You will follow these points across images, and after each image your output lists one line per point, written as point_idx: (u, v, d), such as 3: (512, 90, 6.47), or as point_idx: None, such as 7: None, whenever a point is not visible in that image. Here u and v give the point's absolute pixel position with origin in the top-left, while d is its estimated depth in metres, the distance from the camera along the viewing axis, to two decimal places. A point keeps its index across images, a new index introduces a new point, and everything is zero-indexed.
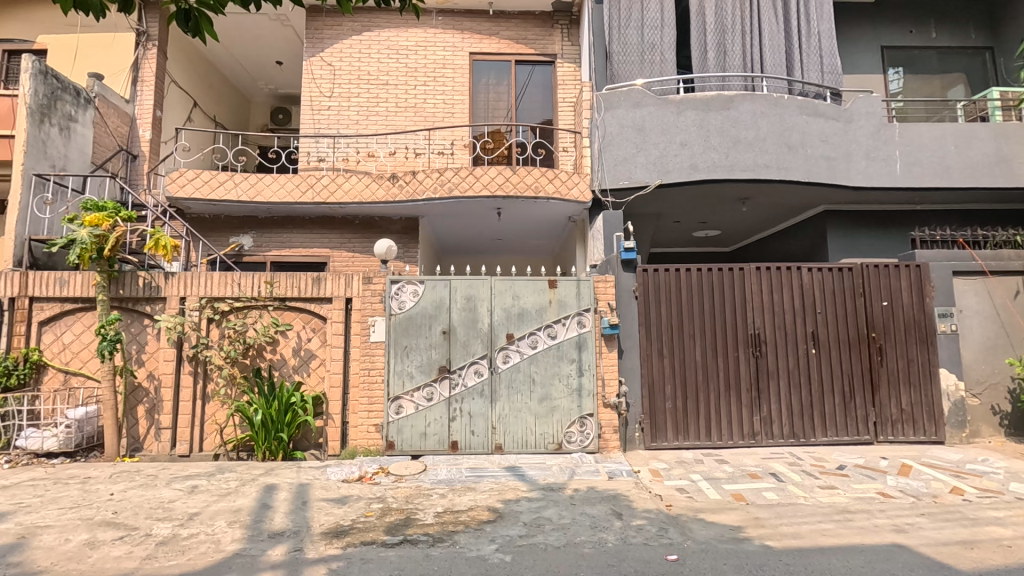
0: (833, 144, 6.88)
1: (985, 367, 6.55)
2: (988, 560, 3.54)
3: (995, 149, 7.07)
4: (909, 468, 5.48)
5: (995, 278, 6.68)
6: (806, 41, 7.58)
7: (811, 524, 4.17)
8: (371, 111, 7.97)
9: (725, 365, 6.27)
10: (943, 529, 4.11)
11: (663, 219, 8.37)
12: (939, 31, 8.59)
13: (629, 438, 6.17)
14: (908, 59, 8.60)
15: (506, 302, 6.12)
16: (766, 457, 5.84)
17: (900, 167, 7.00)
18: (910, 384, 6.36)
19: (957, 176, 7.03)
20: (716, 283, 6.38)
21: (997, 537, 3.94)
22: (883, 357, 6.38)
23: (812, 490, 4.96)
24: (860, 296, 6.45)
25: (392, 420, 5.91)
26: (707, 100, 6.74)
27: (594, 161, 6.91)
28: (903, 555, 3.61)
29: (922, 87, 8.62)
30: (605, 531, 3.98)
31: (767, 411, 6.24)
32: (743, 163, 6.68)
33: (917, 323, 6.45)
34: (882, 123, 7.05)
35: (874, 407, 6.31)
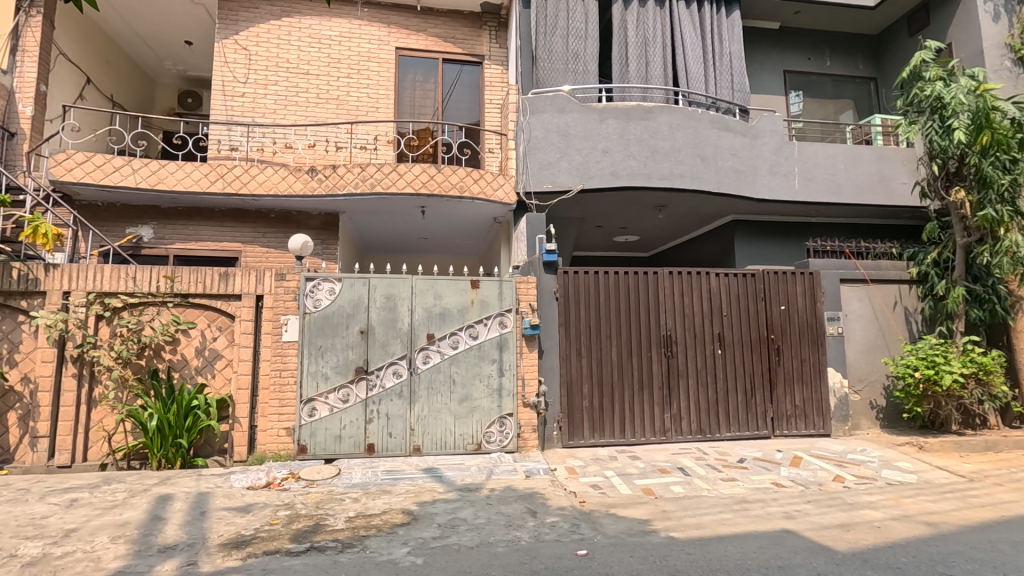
0: (741, 158, 7.36)
1: (866, 366, 7.25)
2: (861, 541, 3.90)
3: (877, 170, 7.84)
4: (800, 459, 5.96)
5: (875, 286, 7.41)
6: (719, 59, 8.05)
7: (712, 515, 4.43)
8: (289, 100, 7.62)
9: (639, 365, 6.53)
10: (826, 514, 4.50)
11: (586, 223, 8.59)
12: (833, 60, 9.43)
13: (548, 437, 6.25)
14: (807, 84, 9.37)
15: (427, 302, 6.04)
16: (675, 453, 6.14)
17: (799, 182, 7.60)
18: (803, 382, 6.91)
19: (846, 192, 7.73)
20: (632, 286, 6.63)
21: (870, 519, 4.36)
22: (781, 357, 6.90)
23: (715, 482, 5.26)
24: (762, 301, 6.95)
25: (304, 423, 5.66)
26: (628, 110, 7.00)
27: (519, 163, 6.98)
28: (791, 539, 3.91)
29: (818, 110, 9.42)
30: (519, 529, 4.02)
31: (677, 408, 6.56)
32: (660, 172, 6.98)
33: (810, 326, 7.03)
34: (784, 141, 7.63)
35: (772, 404, 6.80)
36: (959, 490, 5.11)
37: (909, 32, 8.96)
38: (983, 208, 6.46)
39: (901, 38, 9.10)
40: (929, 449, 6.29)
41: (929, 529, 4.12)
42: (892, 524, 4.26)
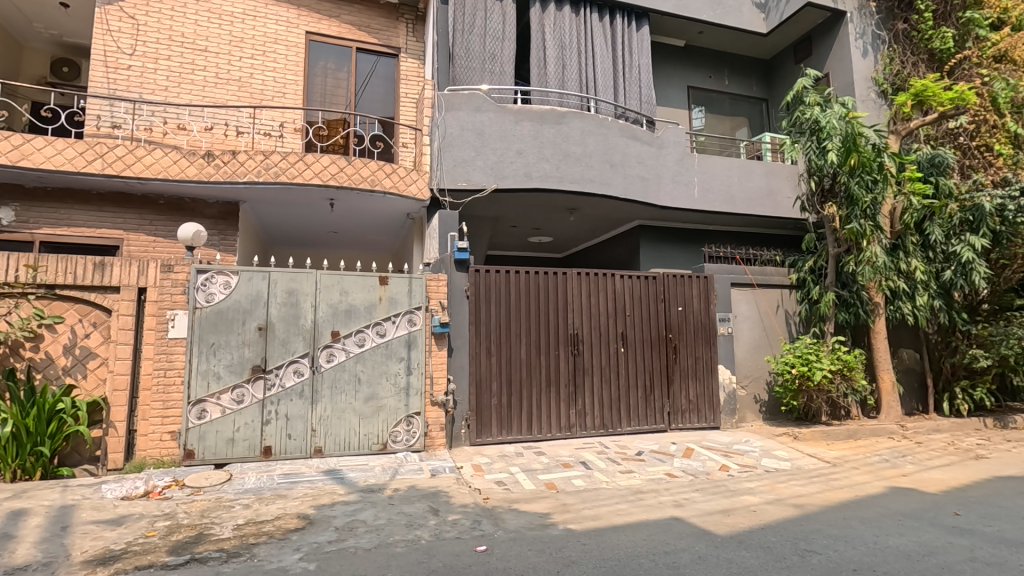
0: (647, 166, 7.75)
1: (751, 363, 7.90)
2: (739, 524, 4.25)
3: (766, 184, 8.55)
4: (691, 451, 6.38)
5: (762, 290, 8.08)
6: (629, 71, 8.42)
7: (609, 506, 4.64)
8: (184, 78, 7.06)
9: (547, 363, 6.68)
10: (710, 500, 4.85)
11: (500, 223, 8.68)
12: (731, 79, 10.17)
13: (456, 435, 6.24)
14: (708, 100, 10.04)
15: (332, 298, 5.83)
16: (579, 447, 6.36)
17: (698, 192, 8.12)
18: (697, 378, 7.41)
19: (739, 203, 8.36)
20: (542, 285, 6.78)
21: (748, 504, 4.75)
22: (678, 355, 7.35)
23: (614, 475, 5.52)
24: (661, 302, 7.36)
25: (192, 426, 5.27)
26: (542, 113, 7.15)
27: (433, 160, 6.90)
28: (678, 526, 4.18)
29: (718, 125, 10.12)
30: (420, 528, 3.99)
31: (582, 404, 6.80)
32: (571, 175, 7.18)
33: (704, 327, 7.54)
34: (685, 153, 8.13)
35: (669, 399, 7.23)
36: (824, 474, 5.71)
37: (795, 60, 9.86)
38: (850, 222, 7.23)
39: (789, 65, 10.00)
40: (802, 439, 6.97)
41: (796, 511, 4.56)
42: (766, 507, 4.67)
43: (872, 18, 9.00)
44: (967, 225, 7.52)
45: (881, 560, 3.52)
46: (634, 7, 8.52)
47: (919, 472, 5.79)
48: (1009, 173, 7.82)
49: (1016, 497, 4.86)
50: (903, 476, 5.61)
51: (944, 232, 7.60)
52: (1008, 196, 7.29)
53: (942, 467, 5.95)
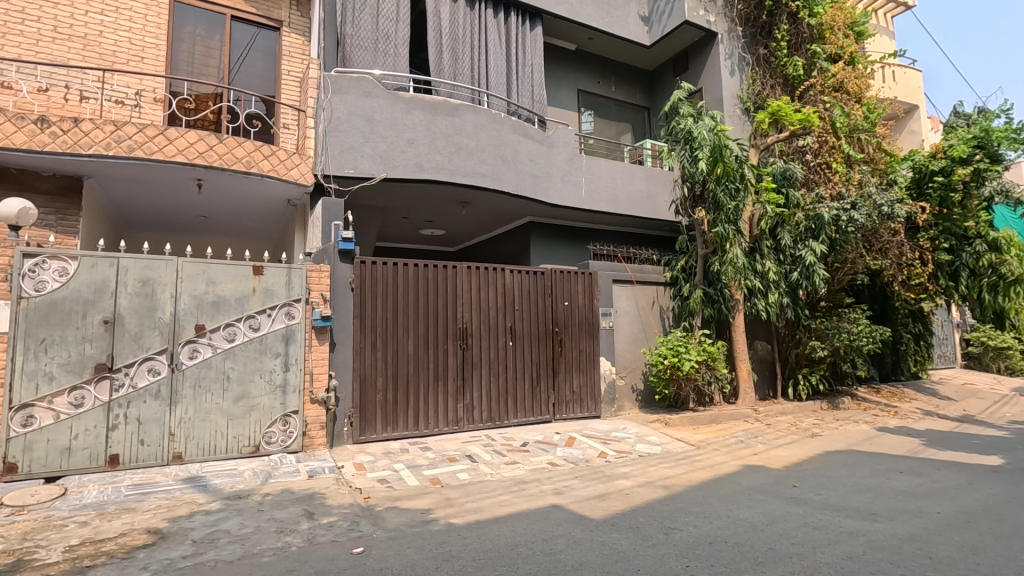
0: (538, 164, 7.92)
1: (630, 355, 8.41)
2: (612, 507, 4.49)
3: (646, 187, 9.10)
4: (573, 439, 6.65)
5: (640, 287, 8.62)
6: (522, 69, 8.55)
7: (492, 498, 4.69)
8: (10, 27, 6.01)
9: (434, 357, 6.61)
10: (589, 486, 5.09)
11: (390, 214, 8.42)
12: (617, 87, 10.71)
13: (337, 433, 5.97)
14: (596, 104, 10.51)
15: (196, 289, 5.29)
16: (466, 441, 6.36)
17: (585, 192, 8.46)
18: (580, 370, 7.74)
19: (622, 204, 8.83)
20: (431, 278, 6.69)
21: (623, 488, 5.04)
22: (563, 348, 7.62)
23: (498, 467, 5.59)
24: (548, 297, 7.59)
25: (15, 436, 4.53)
26: (435, 104, 7.03)
27: (317, 143, 6.50)
28: (557, 513, 4.32)
29: (605, 129, 10.63)
30: (290, 534, 3.75)
31: (469, 398, 6.81)
32: (463, 169, 7.14)
33: (587, 321, 7.90)
34: (574, 153, 8.43)
35: (554, 390, 7.48)
36: (689, 456, 6.23)
37: (674, 73, 10.63)
38: (716, 226, 7.96)
39: (669, 78, 10.77)
40: (672, 425, 7.54)
41: (664, 492, 4.92)
42: (638, 490, 4.99)
43: (739, 41, 9.91)
44: (810, 232, 8.54)
45: (731, 532, 3.89)
46: (529, 7, 8.65)
47: (767, 450, 6.52)
48: (843, 188, 9.00)
49: (840, 469, 5.64)
50: (754, 455, 6.29)
51: (793, 238, 8.55)
52: (843, 208, 8.39)
53: (785, 445, 6.74)
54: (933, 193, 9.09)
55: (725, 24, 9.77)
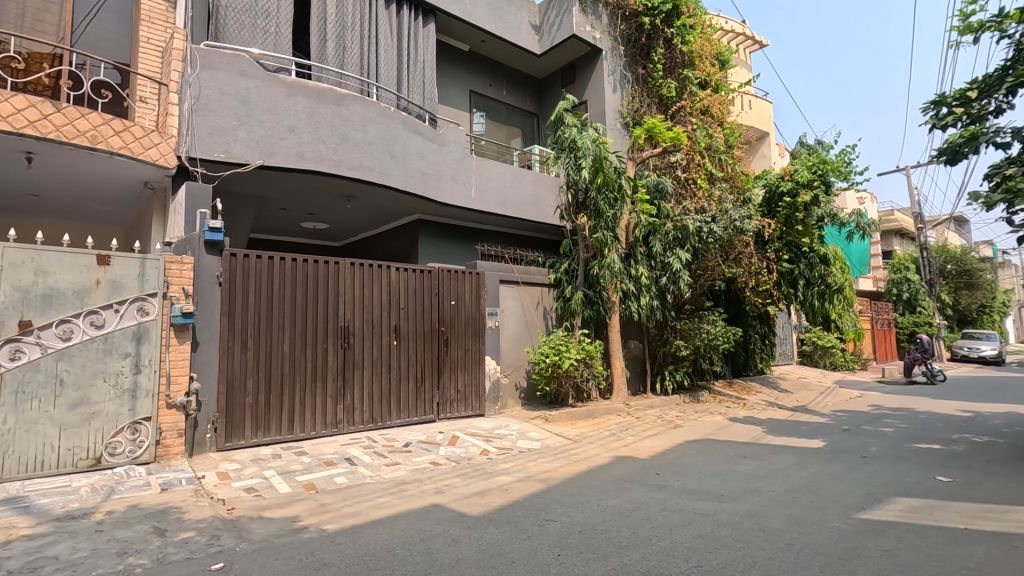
0: (428, 162, 7.85)
1: (514, 354, 8.64)
2: (491, 503, 4.59)
3: (534, 191, 9.40)
4: (456, 438, 6.68)
5: (525, 288, 8.88)
6: (414, 65, 8.43)
7: (370, 501, 4.57)
8: None
9: (312, 357, 6.29)
10: (469, 484, 5.14)
11: (267, 204, 7.88)
12: (508, 91, 10.95)
13: (198, 440, 5.46)
14: (488, 107, 10.68)
15: (22, 279, 4.56)
16: (345, 443, 6.13)
17: (474, 192, 8.54)
18: (465, 369, 7.81)
19: (510, 207, 9.03)
20: (311, 274, 6.36)
21: (502, 483, 5.17)
22: (448, 347, 7.63)
23: (378, 469, 5.46)
24: (435, 295, 7.56)
25: None
26: (319, 91, 6.69)
27: (181, 122, 5.89)
28: (437, 512, 4.33)
29: (496, 131, 10.83)
30: (136, 555, 3.36)
31: (350, 399, 6.57)
32: (349, 161, 6.87)
33: (473, 320, 7.98)
34: (465, 153, 8.46)
35: (439, 389, 7.46)
36: (566, 450, 6.54)
37: (561, 84, 11.09)
38: (596, 232, 8.43)
39: (557, 88, 11.23)
40: (552, 420, 7.86)
41: (541, 486, 5.12)
42: (517, 484, 5.15)
43: (621, 59, 10.59)
44: (677, 241, 9.33)
45: (600, 519, 4.15)
46: (422, 2, 8.55)
47: (635, 441, 7.05)
48: (706, 202, 9.94)
49: (696, 456, 6.25)
50: (625, 447, 6.76)
51: (663, 245, 9.29)
52: (705, 221, 9.26)
53: (651, 437, 7.33)
54: (781, 211, 10.31)
55: (609, 42, 10.39)
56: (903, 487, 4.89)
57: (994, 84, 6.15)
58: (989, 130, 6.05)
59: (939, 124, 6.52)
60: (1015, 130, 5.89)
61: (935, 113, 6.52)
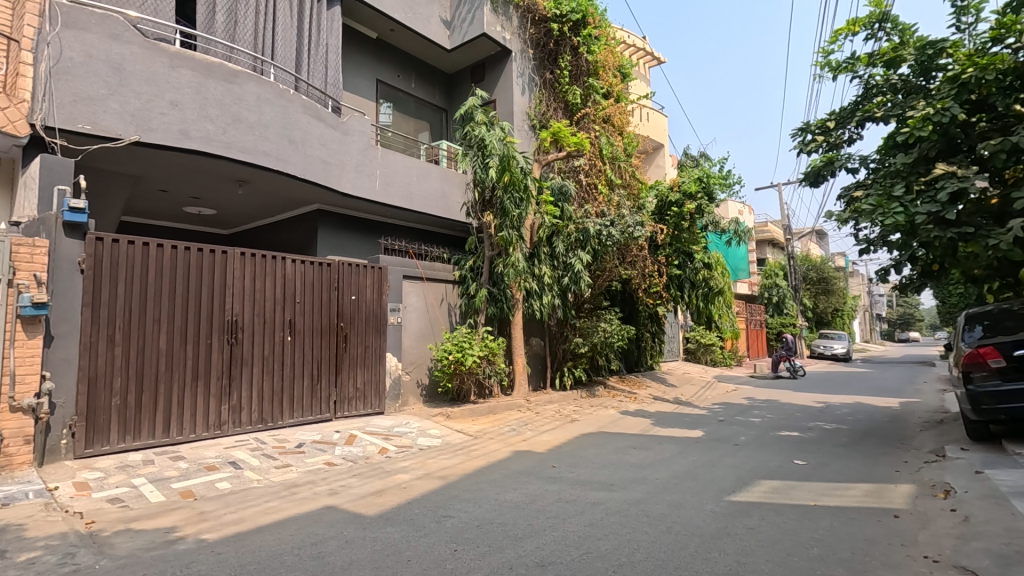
0: (330, 150, 7.51)
1: (417, 351, 8.53)
2: (388, 502, 4.51)
3: (441, 187, 9.32)
4: (353, 437, 6.47)
5: (429, 284, 8.80)
6: (315, 48, 8.05)
7: (256, 506, 4.30)
8: None
9: (193, 353, 5.81)
10: (365, 483, 5.01)
11: (143, 184, 7.13)
12: (417, 84, 10.79)
13: (51, 448, 4.82)
14: (395, 98, 10.44)
15: None
16: (229, 446, 5.72)
17: (379, 185, 8.30)
18: (365, 366, 7.58)
19: (416, 201, 8.89)
20: (194, 263, 5.85)
21: (400, 482, 5.09)
22: (347, 343, 7.37)
23: (266, 472, 5.15)
24: (334, 290, 7.27)
25: None
26: (208, 65, 6.16)
27: (36, 85, 5.15)
28: (330, 514, 4.17)
29: (403, 123, 10.62)
30: None
31: (236, 398, 6.14)
32: (241, 144, 6.40)
33: (374, 316, 7.77)
34: (370, 144, 8.20)
35: (336, 387, 7.18)
36: (466, 446, 6.58)
37: (471, 81, 11.11)
38: (502, 230, 8.54)
39: (466, 85, 11.23)
40: (453, 417, 7.87)
41: (440, 482, 5.11)
42: (415, 482, 5.09)
43: (529, 63, 10.83)
44: (579, 243, 9.68)
45: (497, 513, 4.23)
46: None
47: (533, 436, 7.24)
48: (606, 207, 10.42)
49: (590, 449, 6.55)
50: (523, 441, 6.92)
51: (565, 246, 9.60)
52: (605, 225, 9.70)
53: (549, 431, 7.57)
54: (671, 219, 11.10)
55: (518, 44, 10.57)
56: (767, 471, 5.46)
57: (847, 116, 7.04)
58: (843, 157, 6.93)
59: (804, 149, 7.36)
60: (862, 158, 6.79)
61: (801, 139, 7.34)
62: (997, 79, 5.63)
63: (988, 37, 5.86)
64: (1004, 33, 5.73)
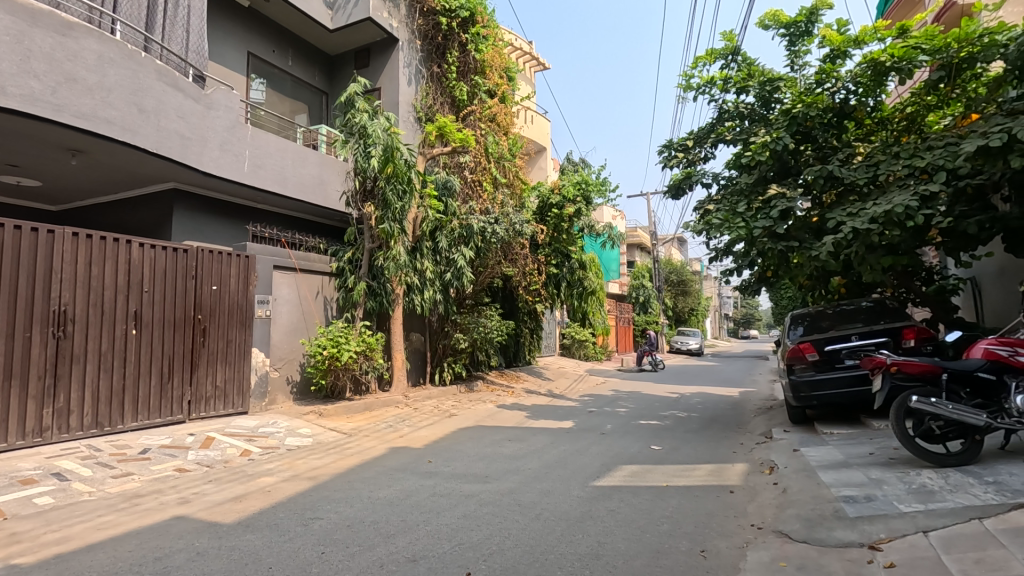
0: (189, 124, 6.79)
1: (287, 346, 8.03)
2: (249, 508, 4.21)
3: (319, 174, 8.83)
4: (211, 440, 5.93)
5: (303, 275, 8.33)
6: (174, 8, 7.23)
7: (87, 522, 3.79)
8: None
9: (6, 348, 4.96)
10: (223, 490, 4.62)
11: None
12: (295, 62, 10.13)
13: None
14: (269, 74, 9.71)
15: None
16: (53, 456, 4.96)
17: (248, 166, 7.66)
18: (226, 362, 6.97)
19: (290, 187, 8.33)
20: (9, 243, 4.99)
21: (264, 485, 4.77)
22: (206, 338, 6.73)
23: (101, 482, 4.55)
24: (191, 278, 6.60)
25: None
26: (35, 11, 5.25)
27: None
28: (179, 525, 3.80)
29: (277, 103, 9.90)
30: None
31: (63, 400, 5.34)
32: (76, 108, 5.56)
33: (238, 308, 7.18)
34: (238, 121, 7.55)
35: (191, 386, 6.53)
36: (338, 445, 6.34)
37: (354, 65, 10.69)
38: (383, 222, 8.29)
39: (349, 69, 10.77)
40: (325, 415, 7.54)
41: (309, 483, 4.88)
42: (281, 485, 4.80)
43: (416, 54, 10.71)
44: (462, 239, 9.64)
45: (369, 511, 4.14)
46: None
47: (410, 432, 7.17)
48: (489, 205, 10.57)
49: (467, 443, 6.64)
50: (399, 438, 6.82)
51: (448, 242, 9.55)
52: (488, 222, 9.80)
53: (426, 427, 7.54)
54: (551, 220, 11.57)
55: (405, 33, 10.41)
56: (628, 457, 5.93)
57: (704, 137, 7.83)
58: (699, 173, 7.71)
59: (667, 164, 8.08)
60: (715, 175, 7.60)
61: (665, 155, 8.05)
62: (819, 115, 6.55)
63: (814, 78, 6.81)
64: (825, 77, 6.72)
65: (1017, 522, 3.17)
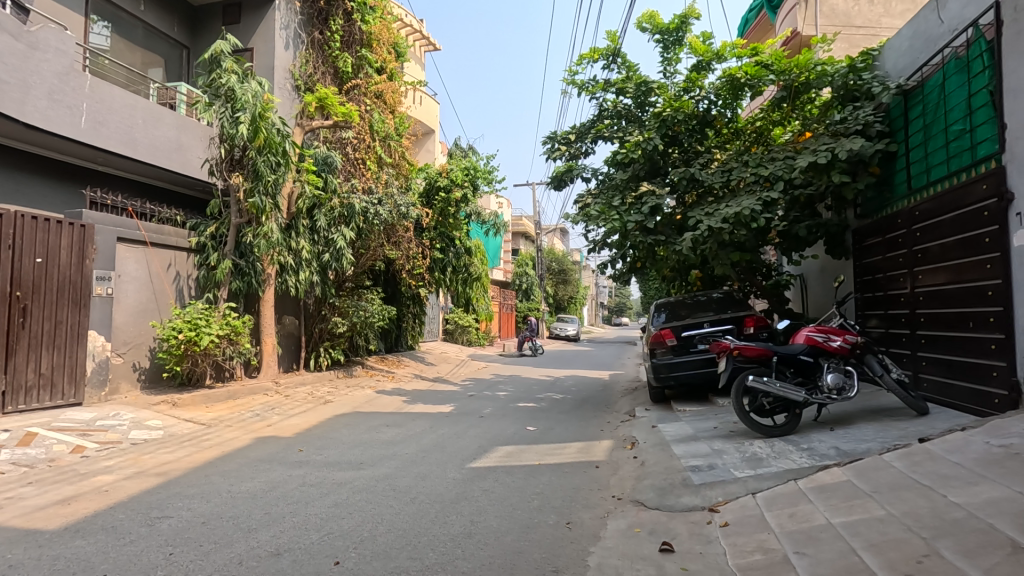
0: (6, 66, 5.72)
1: (133, 329, 7.13)
2: (80, 511, 3.70)
3: (176, 137, 7.89)
4: (32, 436, 5.12)
5: (154, 250, 7.43)
6: None
7: None
8: None
9: None
10: (46, 493, 4.01)
11: None
12: (148, 7, 8.96)
13: None
14: (115, 18, 8.49)
15: None
16: None
17: (86, 122, 6.64)
18: (52, 347, 6.03)
19: (140, 150, 7.35)
20: None
21: (99, 485, 4.22)
22: (26, 318, 5.79)
23: None
24: (6, 248, 5.64)
25: None
26: None
27: None
28: None
29: (125, 52, 8.69)
30: None
31: None
32: None
33: (70, 285, 6.25)
34: (73, 68, 6.51)
35: (5, 374, 5.58)
36: (195, 437, 5.79)
37: (222, 21, 9.73)
38: (253, 196, 7.62)
39: (215, 25, 9.77)
40: (179, 405, 6.84)
41: (157, 480, 4.41)
42: (121, 484, 4.28)
43: (295, 17, 10.02)
44: (343, 219, 9.17)
45: (229, 506, 3.85)
46: None
47: (280, 421, 6.75)
48: (373, 184, 10.16)
49: (341, 430, 6.40)
50: (266, 427, 6.40)
51: (326, 221, 9.02)
52: (371, 203, 9.40)
53: (298, 414, 7.15)
54: (437, 204, 11.42)
55: None
56: (504, 439, 6.10)
57: (585, 132, 8.19)
58: (580, 167, 8.06)
59: (551, 156, 8.35)
60: (594, 170, 7.99)
61: (549, 147, 8.30)
62: (685, 121, 7.17)
63: (682, 86, 7.41)
64: (692, 86, 7.34)
65: (821, 480, 3.77)
